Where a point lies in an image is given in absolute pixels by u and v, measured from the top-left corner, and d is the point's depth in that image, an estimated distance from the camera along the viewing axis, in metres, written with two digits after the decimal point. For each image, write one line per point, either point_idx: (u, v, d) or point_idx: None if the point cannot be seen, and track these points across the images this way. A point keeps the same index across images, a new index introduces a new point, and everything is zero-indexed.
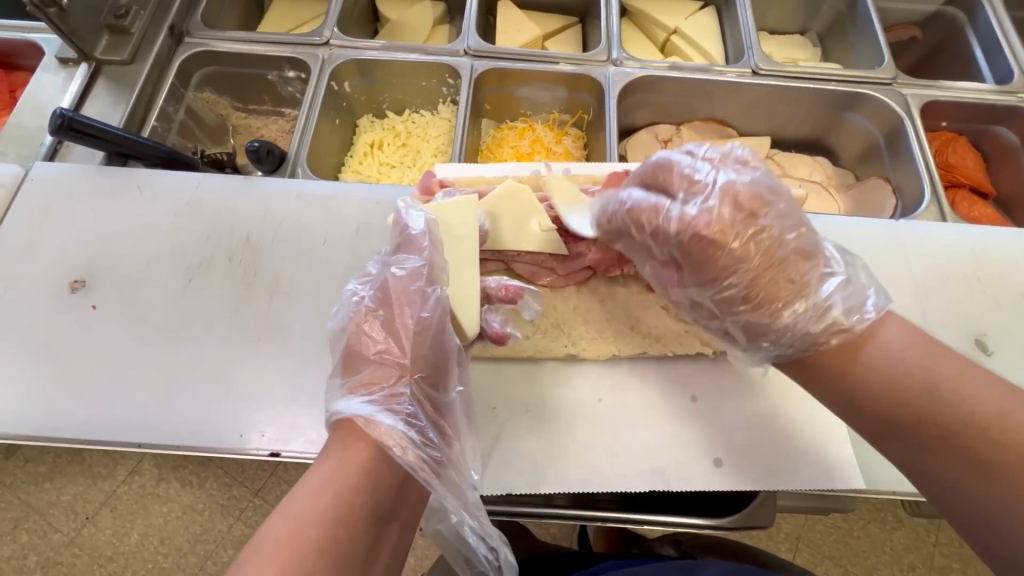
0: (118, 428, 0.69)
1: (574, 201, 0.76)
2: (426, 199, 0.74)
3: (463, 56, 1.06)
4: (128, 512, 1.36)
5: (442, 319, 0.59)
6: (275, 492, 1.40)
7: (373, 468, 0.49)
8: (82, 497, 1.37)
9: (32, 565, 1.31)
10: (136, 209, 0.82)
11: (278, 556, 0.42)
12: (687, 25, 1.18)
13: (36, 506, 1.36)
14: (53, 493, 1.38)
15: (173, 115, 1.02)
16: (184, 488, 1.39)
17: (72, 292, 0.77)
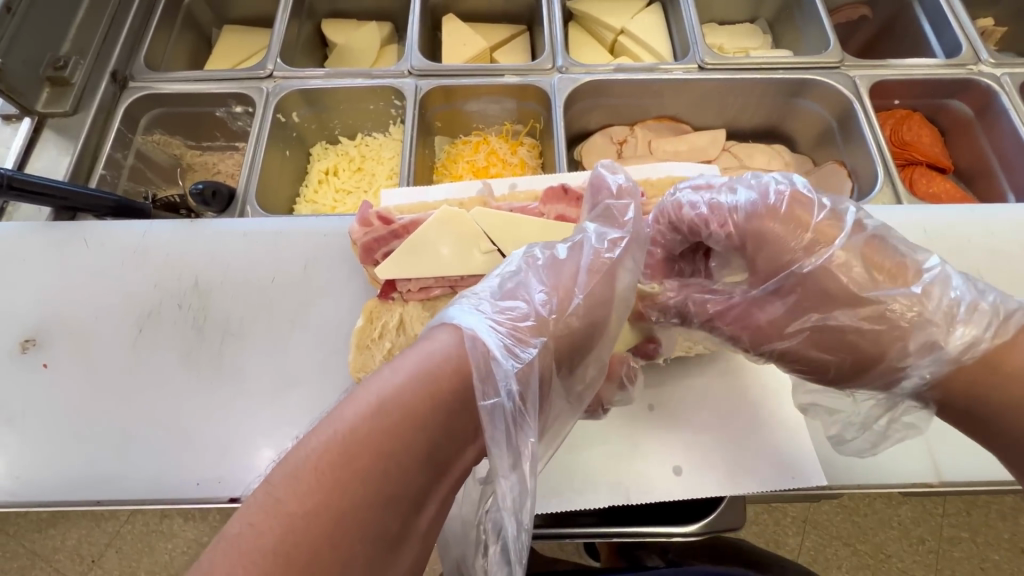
0: (75, 487, 0.69)
1: (513, 223, 0.71)
2: (364, 230, 0.73)
3: (408, 77, 1.05)
4: (133, 551, 1.36)
5: (605, 299, 0.54)
6: None
7: (437, 401, 0.42)
8: (86, 540, 1.37)
9: None
10: (84, 261, 0.82)
11: (316, 481, 0.37)
12: (632, 24, 1.17)
13: (41, 553, 1.36)
14: (57, 539, 1.38)
15: (122, 161, 1.02)
16: (187, 522, 1.39)
17: (24, 352, 0.76)
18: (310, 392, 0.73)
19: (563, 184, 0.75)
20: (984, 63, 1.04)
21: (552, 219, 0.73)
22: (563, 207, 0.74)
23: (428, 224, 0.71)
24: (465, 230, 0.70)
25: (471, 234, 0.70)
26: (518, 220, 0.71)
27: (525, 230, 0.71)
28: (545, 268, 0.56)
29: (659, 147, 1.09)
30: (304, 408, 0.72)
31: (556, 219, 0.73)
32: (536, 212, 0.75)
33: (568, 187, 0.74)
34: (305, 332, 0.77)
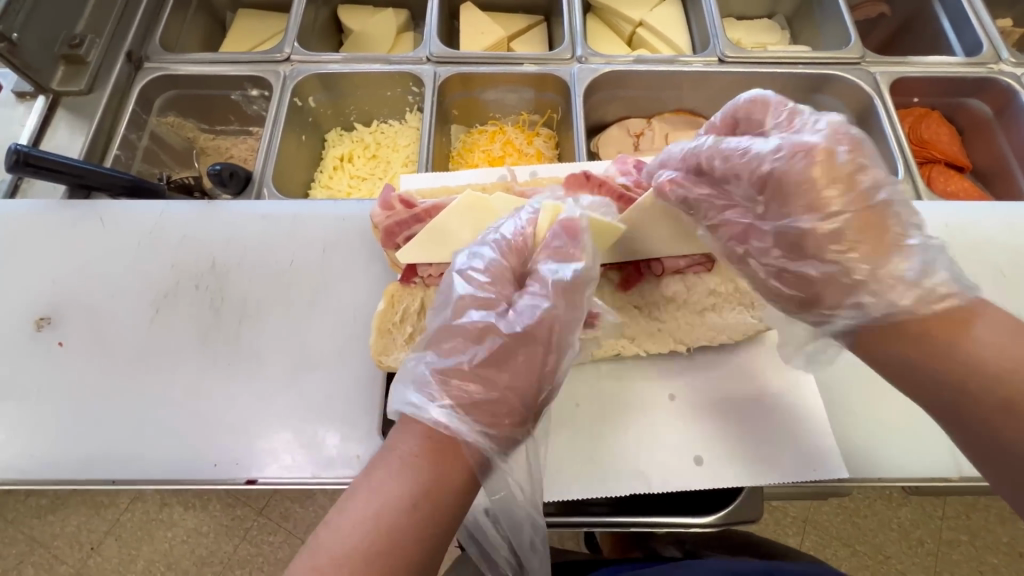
0: (91, 466, 0.68)
1: None
2: (386, 213, 0.73)
3: (426, 64, 1.05)
4: (133, 539, 1.35)
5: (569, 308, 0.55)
6: (279, 509, 1.39)
7: (471, 483, 0.47)
8: (85, 528, 1.37)
9: None
10: (101, 240, 0.81)
11: (367, 510, 0.43)
12: (652, 16, 1.16)
13: (40, 540, 1.35)
14: (56, 525, 1.37)
15: (136, 143, 1.01)
16: (187, 511, 1.38)
17: (39, 330, 0.76)
18: (327, 375, 0.72)
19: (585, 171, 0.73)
20: (1005, 63, 1.04)
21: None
22: (585, 194, 0.73)
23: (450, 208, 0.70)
24: (487, 215, 0.70)
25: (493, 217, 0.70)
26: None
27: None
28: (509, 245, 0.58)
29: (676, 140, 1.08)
30: (322, 391, 0.71)
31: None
32: None
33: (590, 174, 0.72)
34: (324, 316, 0.76)
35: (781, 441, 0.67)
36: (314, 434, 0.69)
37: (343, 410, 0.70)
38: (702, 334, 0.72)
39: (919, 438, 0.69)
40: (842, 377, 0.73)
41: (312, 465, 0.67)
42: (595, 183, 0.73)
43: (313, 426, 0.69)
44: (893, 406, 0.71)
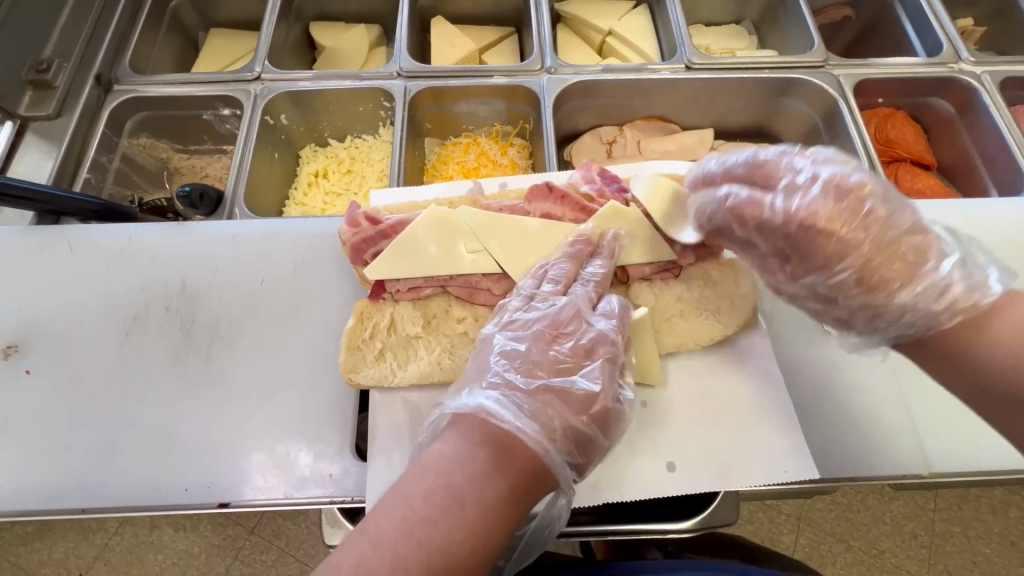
0: (59, 495, 0.67)
1: (499, 222, 0.71)
2: (353, 231, 0.73)
3: (396, 78, 1.05)
4: (123, 563, 1.33)
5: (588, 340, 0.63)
6: (271, 527, 1.38)
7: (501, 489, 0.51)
8: (73, 554, 1.35)
9: None
10: (69, 265, 0.81)
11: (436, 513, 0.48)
12: (620, 25, 1.18)
13: (27, 568, 1.33)
14: (44, 553, 1.35)
15: (108, 165, 1.00)
16: (178, 533, 1.36)
17: (7, 358, 0.75)
18: (298, 395, 0.72)
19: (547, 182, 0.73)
20: (964, 62, 1.06)
21: (538, 218, 0.73)
22: (549, 204, 0.74)
23: (415, 225, 0.70)
24: (452, 230, 0.71)
25: (458, 233, 0.70)
26: (504, 221, 0.71)
27: (512, 231, 0.71)
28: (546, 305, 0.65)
29: (648, 147, 1.10)
30: (293, 410, 0.71)
31: (542, 217, 0.73)
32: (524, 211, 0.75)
33: (553, 185, 0.73)
34: (296, 333, 0.76)
35: (753, 443, 0.68)
36: (286, 455, 0.68)
37: (315, 431, 0.70)
38: (671, 339, 0.72)
39: (890, 434, 0.70)
40: (813, 377, 0.73)
41: (285, 484, 0.66)
42: (560, 193, 0.73)
43: (284, 447, 0.69)
44: (866, 406, 0.71)
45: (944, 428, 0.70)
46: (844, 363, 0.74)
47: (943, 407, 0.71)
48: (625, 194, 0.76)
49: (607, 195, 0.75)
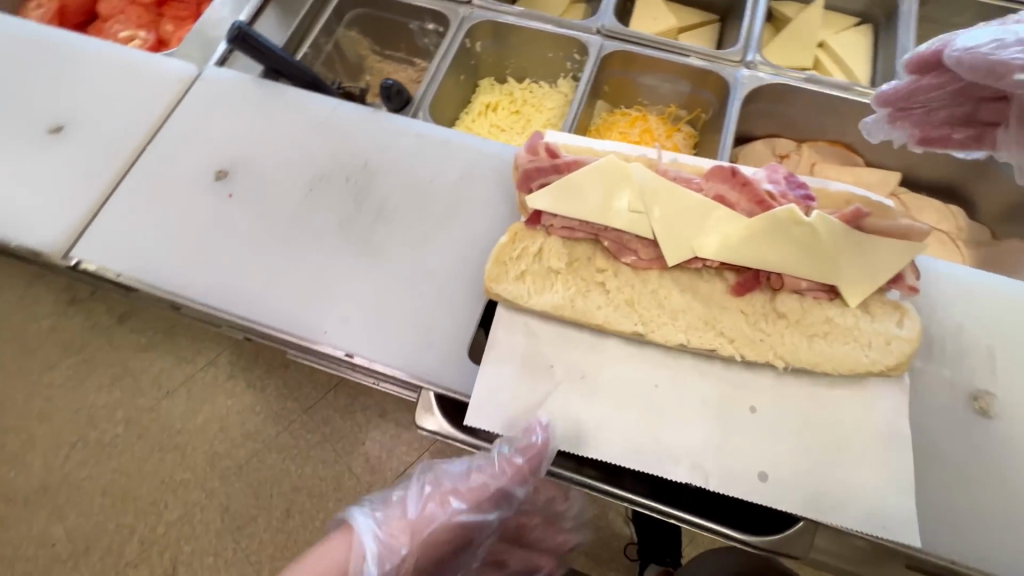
0: (230, 301, 0.79)
1: (671, 193, 0.72)
2: (530, 158, 0.77)
3: (595, 35, 1.06)
4: (200, 395, 1.77)
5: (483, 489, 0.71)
6: (320, 413, 1.75)
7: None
8: (166, 373, 1.80)
9: (118, 416, 1.75)
10: (281, 119, 0.93)
11: None
12: (837, 41, 1.11)
13: (132, 369, 1.80)
14: (147, 362, 1.82)
15: (323, 47, 1.12)
16: (247, 389, 1.78)
17: (216, 179, 0.88)
18: (434, 288, 0.79)
19: (732, 167, 0.73)
20: None
21: (710, 198, 0.73)
22: (725, 189, 0.73)
23: (594, 169, 0.73)
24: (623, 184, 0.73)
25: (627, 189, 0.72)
26: (679, 192, 0.72)
27: (682, 204, 0.72)
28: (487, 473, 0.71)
29: (821, 172, 1.05)
30: (428, 299, 0.78)
31: (714, 198, 0.73)
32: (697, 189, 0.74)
33: (736, 171, 0.72)
34: (447, 234, 0.82)
35: (857, 485, 0.65)
36: (411, 335, 0.76)
37: (441, 324, 0.77)
38: (806, 356, 0.69)
39: (1016, 536, 0.64)
40: (943, 449, 0.68)
41: (404, 359, 0.75)
42: (742, 182, 0.72)
43: (412, 328, 0.77)
44: (997, 497, 0.65)
45: None
46: (984, 449, 0.68)
47: None
48: (807, 203, 0.73)
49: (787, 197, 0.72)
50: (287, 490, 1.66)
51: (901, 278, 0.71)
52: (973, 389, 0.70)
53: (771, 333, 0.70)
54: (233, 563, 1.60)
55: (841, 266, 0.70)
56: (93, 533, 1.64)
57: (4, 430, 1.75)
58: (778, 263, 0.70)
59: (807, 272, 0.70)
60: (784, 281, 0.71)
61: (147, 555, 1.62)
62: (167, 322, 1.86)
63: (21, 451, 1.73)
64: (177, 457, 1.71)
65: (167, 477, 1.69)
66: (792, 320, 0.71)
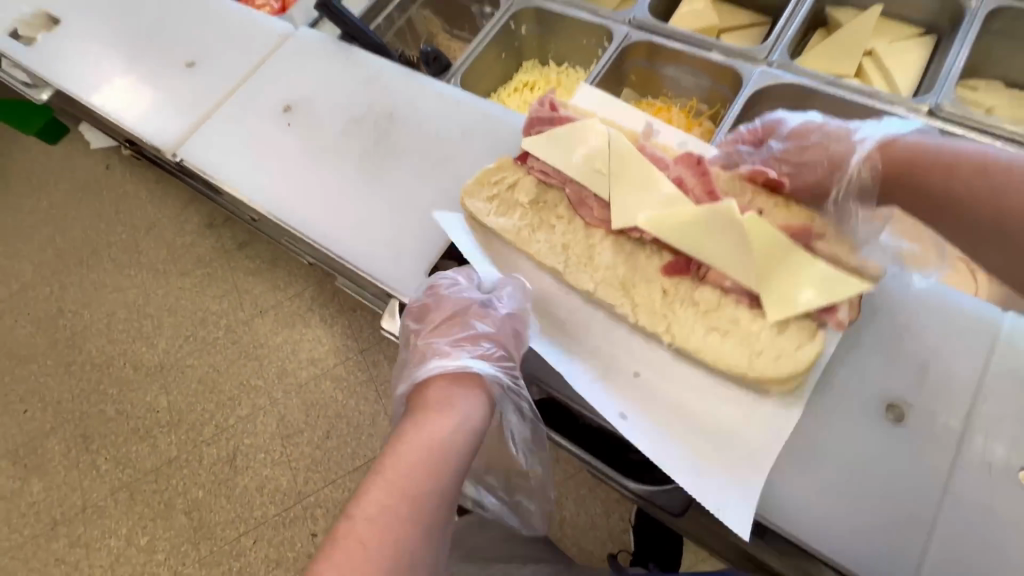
0: (269, 202, 1.02)
1: (636, 163, 0.85)
2: (539, 107, 0.94)
3: (625, 25, 1.14)
4: (285, 318, 2.13)
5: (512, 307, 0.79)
6: (373, 356, 2.01)
7: (445, 447, 0.65)
8: (263, 296, 2.18)
9: (221, 322, 2.17)
10: (340, 72, 1.14)
11: (420, 453, 0.64)
12: (889, 49, 1.06)
13: (239, 288, 2.21)
14: (251, 283, 2.21)
15: (396, 21, 1.34)
16: (320, 322, 2.10)
17: (282, 112, 1.12)
18: (417, 219, 0.95)
19: (699, 158, 0.85)
20: None
21: (671, 179, 0.84)
22: (682, 172, 0.84)
23: (576, 127, 0.88)
24: (603, 147, 0.86)
25: (605, 152, 0.86)
26: (638, 165, 0.84)
27: (637, 177, 0.84)
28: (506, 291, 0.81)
29: None
30: (409, 225, 0.94)
31: (673, 179, 0.84)
32: (663, 166, 0.86)
33: (701, 162, 0.84)
34: (439, 177, 0.98)
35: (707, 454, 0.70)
36: (389, 251, 0.93)
37: (413, 248, 0.92)
38: (693, 323, 0.77)
39: (869, 528, 0.65)
40: (825, 437, 0.70)
41: (378, 269, 0.92)
42: (699, 170, 0.84)
43: (391, 245, 0.93)
44: (865, 492, 0.67)
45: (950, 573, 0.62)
46: (882, 456, 0.68)
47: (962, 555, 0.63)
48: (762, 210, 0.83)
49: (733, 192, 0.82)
50: (331, 414, 1.95)
51: (831, 311, 0.74)
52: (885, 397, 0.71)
53: (670, 298, 0.80)
54: (279, 462, 1.93)
55: (767, 276, 0.76)
56: (186, 408, 2.06)
57: (146, 314, 2.23)
58: (702, 250, 0.78)
59: (724, 266, 0.77)
60: (705, 273, 0.79)
61: (218, 437, 2.00)
62: (273, 255, 2.25)
63: (149, 333, 2.20)
64: (255, 366, 2.08)
65: (246, 380, 2.06)
66: (700, 302, 0.79)
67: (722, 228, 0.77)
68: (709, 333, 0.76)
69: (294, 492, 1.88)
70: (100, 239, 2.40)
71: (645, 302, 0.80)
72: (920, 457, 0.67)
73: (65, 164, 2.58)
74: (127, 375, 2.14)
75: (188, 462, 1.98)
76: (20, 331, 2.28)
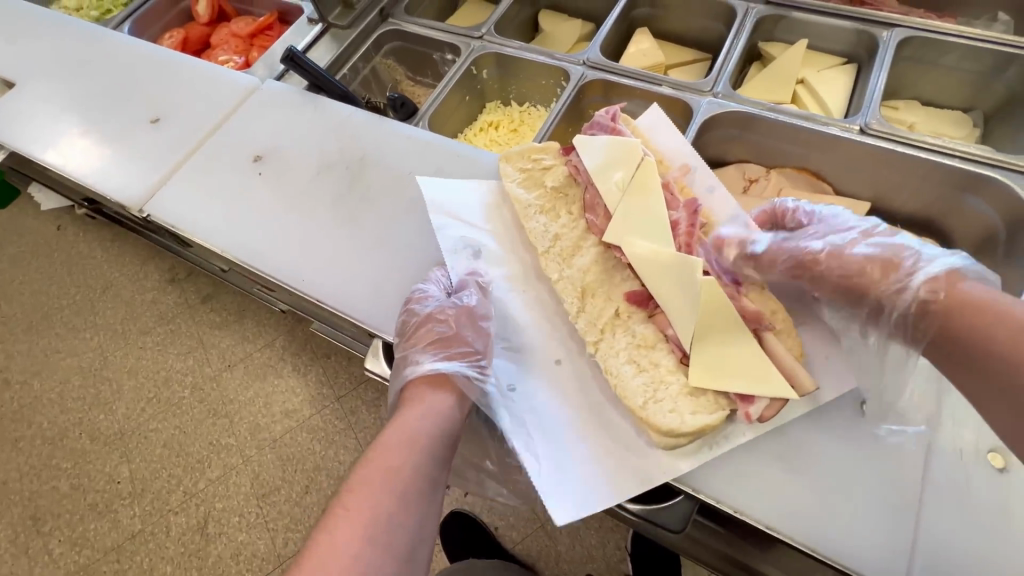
0: (243, 250, 1.02)
1: (643, 195, 0.88)
2: (607, 114, 0.99)
3: (580, 66, 1.22)
4: (255, 370, 2.06)
5: (484, 311, 0.87)
6: (350, 402, 1.96)
7: (420, 443, 0.74)
8: (232, 349, 2.11)
9: (187, 380, 2.08)
10: (309, 119, 1.17)
11: (400, 445, 0.73)
12: (817, 77, 1.17)
13: (206, 343, 2.14)
14: (218, 337, 2.14)
15: (361, 70, 1.38)
16: (294, 371, 2.04)
17: (252, 161, 1.13)
18: (397, 258, 0.97)
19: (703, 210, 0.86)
20: None
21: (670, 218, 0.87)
22: (683, 216, 0.86)
23: (616, 141, 0.93)
24: (636, 175, 0.90)
25: (636, 184, 0.89)
26: (649, 201, 0.88)
27: (640, 219, 0.87)
28: (479, 294, 0.89)
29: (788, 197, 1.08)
30: (389, 264, 0.96)
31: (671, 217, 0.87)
32: (677, 207, 0.88)
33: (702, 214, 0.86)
34: (416, 216, 1.00)
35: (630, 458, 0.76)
36: (371, 291, 0.94)
37: (395, 287, 0.94)
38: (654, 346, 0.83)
39: (863, 523, 0.68)
40: (808, 440, 0.74)
41: (360, 309, 0.92)
42: (697, 220, 0.86)
43: (371, 284, 0.94)
44: (853, 489, 0.70)
45: (938, 561, 0.65)
46: (860, 452, 0.72)
47: (949, 543, 0.65)
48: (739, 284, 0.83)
49: (710, 245, 0.84)
50: (309, 468, 1.87)
51: (752, 400, 0.74)
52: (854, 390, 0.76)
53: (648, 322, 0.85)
54: (255, 525, 1.82)
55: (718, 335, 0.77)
56: (150, 476, 1.93)
57: (103, 379, 2.12)
58: (656, 292, 0.82)
59: (669, 314, 0.80)
60: (659, 312, 0.84)
61: (186, 504, 1.88)
62: (240, 305, 2.19)
63: (107, 399, 2.08)
64: (224, 424, 1.98)
65: (215, 440, 1.96)
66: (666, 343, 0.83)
67: (676, 284, 0.80)
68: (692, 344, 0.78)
69: (274, 556, 1.77)
70: (50, 303, 2.29)
71: (605, 321, 0.86)
72: (895, 447, 0.71)
73: (11, 227, 2.49)
74: (82, 447, 2.01)
75: (154, 535, 1.84)
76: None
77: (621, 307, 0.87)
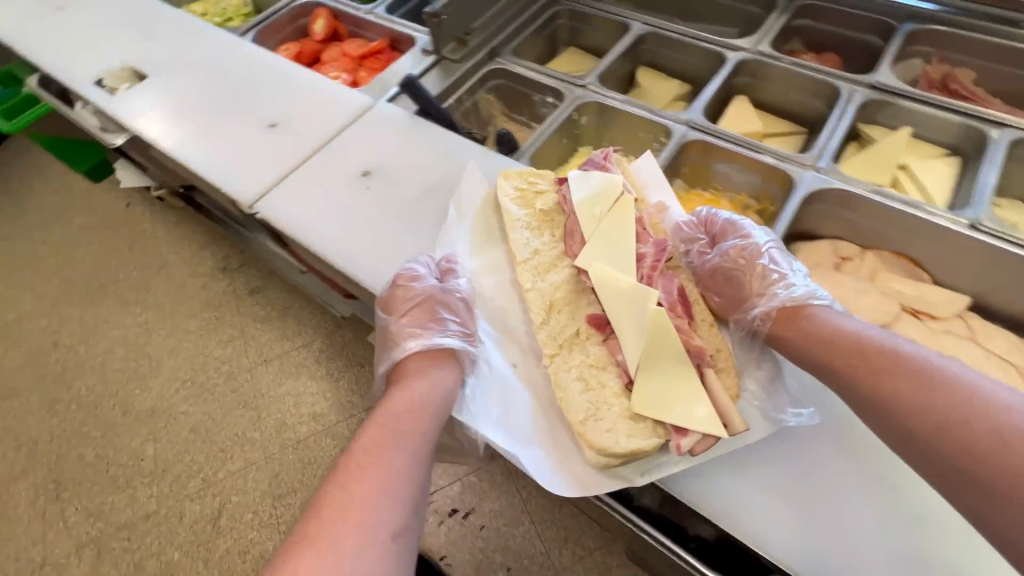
0: (347, 261, 1.05)
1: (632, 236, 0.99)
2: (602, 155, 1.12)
3: (682, 125, 1.25)
4: (290, 368, 2.09)
5: (454, 288, 0.98)
6: None
7: (414, 412, 0.84)
8: (272, 344, 2.16)
9: (224, 369, 2.12)
10: (417, 143, 1.23)
11: (404, 398, 0.85)
12: (920, 165, 1.17)
13: (248, 335, 2.19)
14: (260, 331, 2.19)
15: (465, 102, 1.45)
16: (327, 374, 2.06)
17: (361, 176, 1.18)
18: None
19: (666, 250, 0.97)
20: None
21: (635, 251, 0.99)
22: (649, 251, 0.98)
23: (607, 181, 1.06)
24: (596, 199, 1.05)
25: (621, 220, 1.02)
26: (623, 233, 1.00)
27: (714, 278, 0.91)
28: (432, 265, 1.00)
29: (882, 280, 1.08)
30: None
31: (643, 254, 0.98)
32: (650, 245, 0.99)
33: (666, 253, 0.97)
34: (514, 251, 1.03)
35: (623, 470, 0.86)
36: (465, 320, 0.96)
37: None
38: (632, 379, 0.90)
39: None
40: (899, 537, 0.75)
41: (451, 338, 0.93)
42: (661, 256, 0.97)
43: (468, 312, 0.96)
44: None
45: None
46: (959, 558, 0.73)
47: None
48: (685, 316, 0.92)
49: (670, 277, 0.96)
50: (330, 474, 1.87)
51: (686, 433, 0.83)
52: (778, 422, 0.84)
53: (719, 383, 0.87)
54: (266, 525, 1.81)
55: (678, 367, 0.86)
56: (173, 457, 1.96)
57: (145, 355, 2.18)
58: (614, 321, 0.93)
59: (621, 340, 0.91)
60: (612, 337, 0.94)
61: (204, 493, 1.88)
62: (286, 302, 2.24)
63: (145, 375, 2.13)
64: (252, 418, 2.01)
65: (241, 432, 1.98)
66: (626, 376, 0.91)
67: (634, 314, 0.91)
68: (638, 367, 0.88)
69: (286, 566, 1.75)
70: (108, 275, 2.39)
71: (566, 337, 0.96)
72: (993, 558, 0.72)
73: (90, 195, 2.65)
74: (114, 418, 2.05)
75: (168, 519, 1.85)
76: (8, 362, 2.22)
77: (581, 328, 0.97)
